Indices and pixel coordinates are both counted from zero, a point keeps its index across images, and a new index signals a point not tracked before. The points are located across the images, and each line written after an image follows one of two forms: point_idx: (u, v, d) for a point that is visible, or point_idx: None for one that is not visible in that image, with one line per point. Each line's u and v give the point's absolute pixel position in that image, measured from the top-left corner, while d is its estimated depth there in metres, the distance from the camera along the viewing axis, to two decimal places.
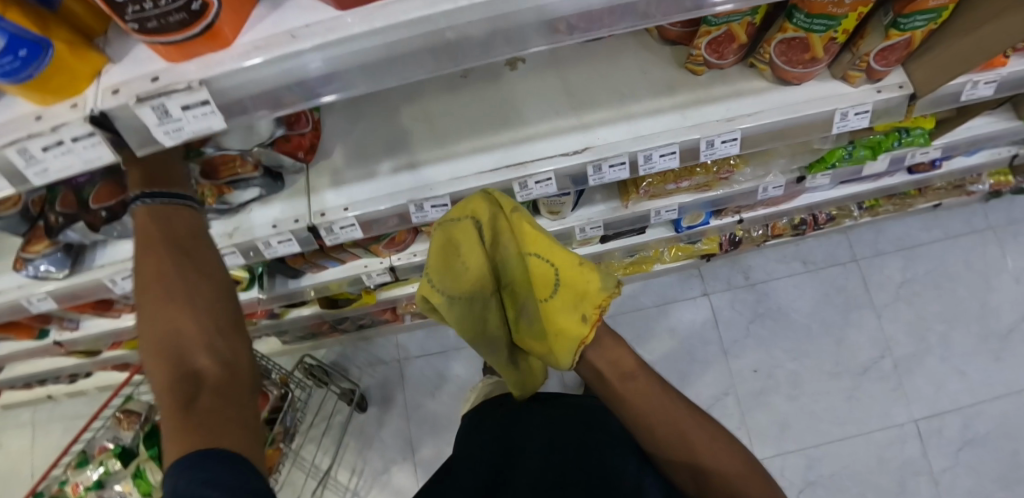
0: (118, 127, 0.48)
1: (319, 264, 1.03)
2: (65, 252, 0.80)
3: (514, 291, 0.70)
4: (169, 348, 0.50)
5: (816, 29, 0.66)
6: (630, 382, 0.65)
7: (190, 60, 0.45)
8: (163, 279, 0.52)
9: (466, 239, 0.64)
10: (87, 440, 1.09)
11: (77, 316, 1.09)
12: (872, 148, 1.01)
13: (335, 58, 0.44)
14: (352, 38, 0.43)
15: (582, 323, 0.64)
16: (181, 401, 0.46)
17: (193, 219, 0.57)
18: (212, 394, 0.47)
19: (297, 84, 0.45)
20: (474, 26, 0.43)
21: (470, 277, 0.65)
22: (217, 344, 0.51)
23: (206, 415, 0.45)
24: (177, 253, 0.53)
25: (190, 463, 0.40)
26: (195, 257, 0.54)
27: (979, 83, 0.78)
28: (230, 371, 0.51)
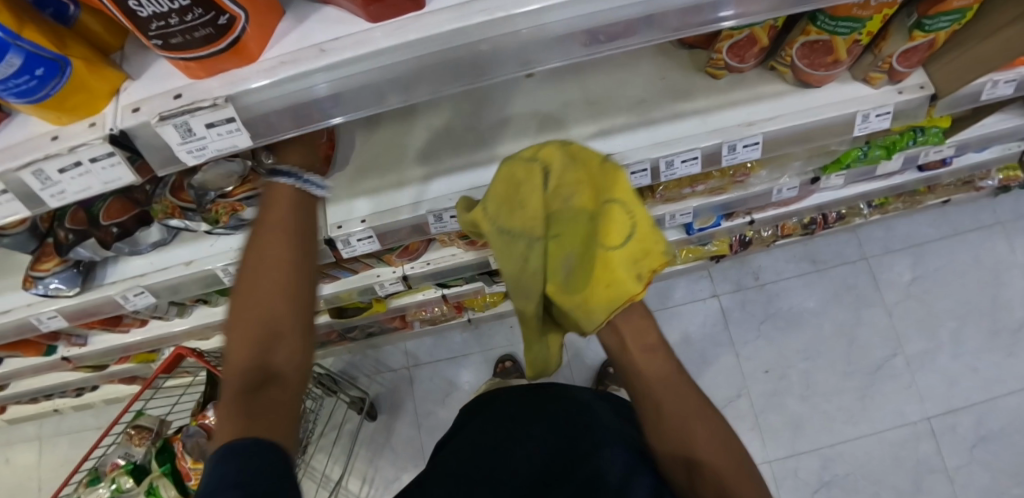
0: (138, 146, 0.47)
1: (331, 275, 1.01)
2: (76, 269, 0.78)
3: (563, 240, 0.59)
4: (264, 325, 0.55)
5: (841, 31, 0.65)
6: (649, 356, 0.64)
7: (214, 75, 0.44)
8: (274, 256, 0.58)
9: (531, 174, 0.58)
10: (97, 457, 1.07)
11: (86, 331, 1.08)
12: (887, 148, 1.00)
13: (364, 72, 0.42)
14: (382, 52, 0.41)
15: (637, 280, 0.56)
16: (249, 386, 0.50)
17: (306, 216, 0.64)
18: (278, 389, 0.52)
19: (325, 100, 0.44)
20: (509, 39, 0.42)
21: (521, 214, 0.58)
22: (297, 339, 0.56)
23: (267, 404, 0.49)
24: (292, 240, 0.59)
25: (242, 446, 0.42)
26: (302, 245, 0.60)
27: (998, 82, 0.78)
28: (299, 371, 0.55)
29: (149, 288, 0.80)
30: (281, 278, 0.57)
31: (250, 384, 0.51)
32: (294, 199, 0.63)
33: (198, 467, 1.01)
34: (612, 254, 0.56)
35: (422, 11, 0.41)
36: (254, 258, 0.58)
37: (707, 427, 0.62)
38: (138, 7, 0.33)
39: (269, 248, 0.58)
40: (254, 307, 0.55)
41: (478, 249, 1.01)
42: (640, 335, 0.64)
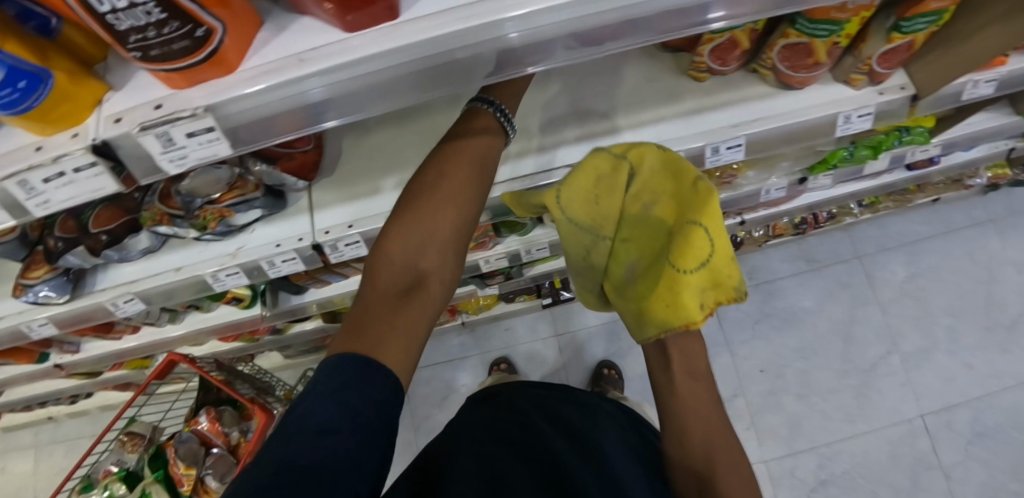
0: (121, 156, 0.48)
1: (322, 279, 1.02)
2: (66, 277, 0.78)
3: (631, 244, 0.67)
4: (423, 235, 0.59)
5: (819, 34, 0.65)
6: (689, 374, 0.65)
7: (195, 85, 0.44)
8: (456, 183, 0.60)
9: (616, 177, 0.64)
10: (91, 464, 1.07)
11: (78, 338, 1.08)
12: (873, 148, 1.00)
13: (342, 79, 0.43)
14: (360, 60, 0.42)
15: (700, 309, 0.60)
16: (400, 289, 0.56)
17: (489, 147, 0.63)
18: (422, 299, 0.57)
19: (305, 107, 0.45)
20: (485, 48, 0.43)
21: (600, 211, 0.66)
22: (448, 260, 0.60)
23: (408, 311, 0.55)
24: (474, 174, 0.61)
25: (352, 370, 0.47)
26: (484, 179, 0.62)
27: (979, 81, 0.79)
28: (441, 285, 0.59)
29: (139, 295, 0.80)
30: (454, 203, 0.60)
31: (401, 286, 0.57)
32: (487, 133, 0.63)
33: (190, 473, 1.02)
34: (682, 277, 0.59)
35: (397, 21, 0.42)
36: (428, 184, 0.60)
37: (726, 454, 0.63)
38: (114, 20, 0.34)
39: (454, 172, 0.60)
40: (426, 220, 0.59)
41: (469, 252, 1.01)
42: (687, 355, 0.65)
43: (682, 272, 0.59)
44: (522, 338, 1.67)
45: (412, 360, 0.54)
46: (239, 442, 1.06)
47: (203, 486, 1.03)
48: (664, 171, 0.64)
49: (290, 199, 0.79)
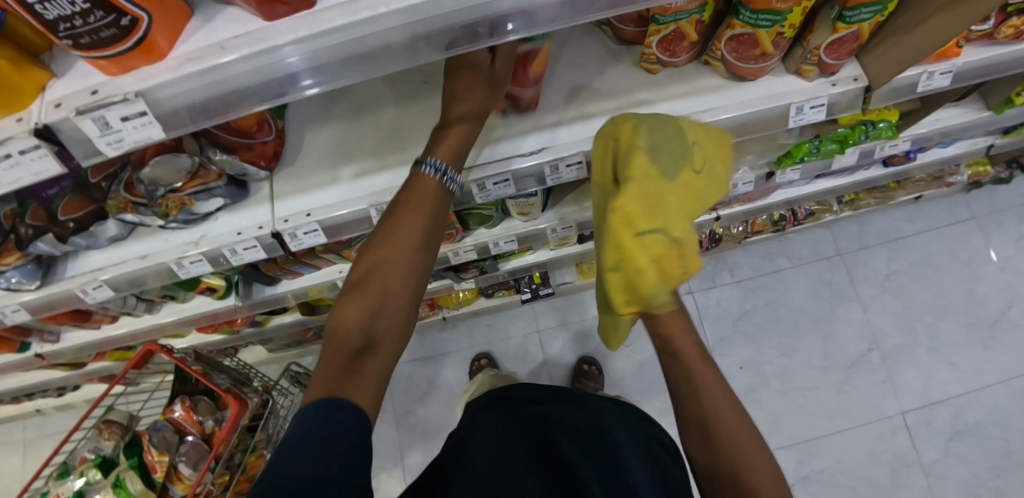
0: (63, 139, 0.49)
1: (293, 271, 1.03)
2: (36, 264, 0.80)
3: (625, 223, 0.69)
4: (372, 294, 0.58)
5: (763, 24, 0.66)
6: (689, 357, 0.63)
7: (128, 72, 0.46)
8: (404, 242, 0.59)
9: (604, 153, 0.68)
10: (68, 451, 1.10)
11: (58, 328, 1.10)
12: (840, 142, 1.01)
13: (262, 65, 0.45)
14: (275, 47, 0.44)
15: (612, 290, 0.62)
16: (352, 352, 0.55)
17: (434, 204, 0.62)
18: (374, 361, 0.55)
19: (230, 95, 0.47)
20: (395, 32, 0.45)
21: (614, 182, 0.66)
22: (398, 318, 0.59)
23: (365, 371, 0.54)
24: (423, 229, 0.60)
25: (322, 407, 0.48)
26: (430, 236, 0.61)
27: (934, 73, 0.78)
28: (393, 344, 0.58)
29: (107, 282, 0.82)
30: (403, 260, 0.59)
31: (355, 345, 0.55)
32: (432, 191, 0.61)
33: (162, 460, 1.04)
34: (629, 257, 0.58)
35: (312, 9, 0.44)
36: (379, 240, 0.60)
37: (738, 436, 0.60)
38: (42, 9, 0.35)
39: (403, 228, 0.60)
40: (376, 281, 0.58)
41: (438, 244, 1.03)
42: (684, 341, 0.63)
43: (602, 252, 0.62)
44: (505, 333, 1.68)
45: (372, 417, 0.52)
46: (212, 431, 1.09)
47: (176, 473, 1.05)
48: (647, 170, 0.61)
49: (252, 189, 0.81)
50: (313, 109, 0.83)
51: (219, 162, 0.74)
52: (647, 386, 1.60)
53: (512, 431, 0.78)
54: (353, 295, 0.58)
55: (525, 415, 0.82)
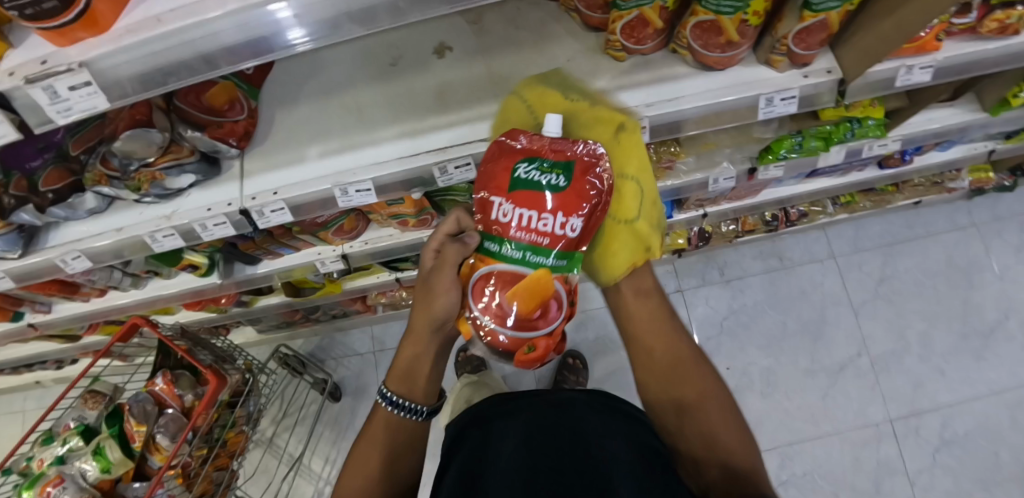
0: (16, 107, 0.51)
1: (272, 251, 1.05)
2: (18, 233, 0.83)
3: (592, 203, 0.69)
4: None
5: (725, 11, 0.66)
6: (642, 304, 0.68)
7: (75, 44, 0.48)
8: (369, 459, 0.62)
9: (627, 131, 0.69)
10: (54, 419, 1.14)
11: (48, 299, 1.14)
12: (824, 138, 1.00)
13: (197, 39, 0.47)
14: (206, 22, 0.46)
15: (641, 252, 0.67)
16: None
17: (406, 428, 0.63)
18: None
19: (168, 69, 0.48)
20: (322, 7, 0.46)
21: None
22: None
23: None
24: (390, 443, 0.63)
25: None
26: (396, 448, 0.63)
27: (913, 67, 0.76)
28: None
29: (84, 253, 0.85)
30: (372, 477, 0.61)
31: None
32: (392, 415, 0.63)
33: (141, 429, 1.06)
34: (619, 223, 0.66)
35: None
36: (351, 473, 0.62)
37: (687, 369, 0.65)
38: None
39: (367, 451, 0.63)
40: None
41: (414, 229, 1.03)
42: (636, 283, 0.69)
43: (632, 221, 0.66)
44: None
45: None
46: (192, 405, 1.12)
47: (154, 443, 1.07)
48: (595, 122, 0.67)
49: (224, 166, 0.83)
50: (286, 91, 0.84)
51: (188, 137, 0.75)
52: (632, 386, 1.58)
53: (462, 464, 0.75)
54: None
55: (474, 442, 0.82)
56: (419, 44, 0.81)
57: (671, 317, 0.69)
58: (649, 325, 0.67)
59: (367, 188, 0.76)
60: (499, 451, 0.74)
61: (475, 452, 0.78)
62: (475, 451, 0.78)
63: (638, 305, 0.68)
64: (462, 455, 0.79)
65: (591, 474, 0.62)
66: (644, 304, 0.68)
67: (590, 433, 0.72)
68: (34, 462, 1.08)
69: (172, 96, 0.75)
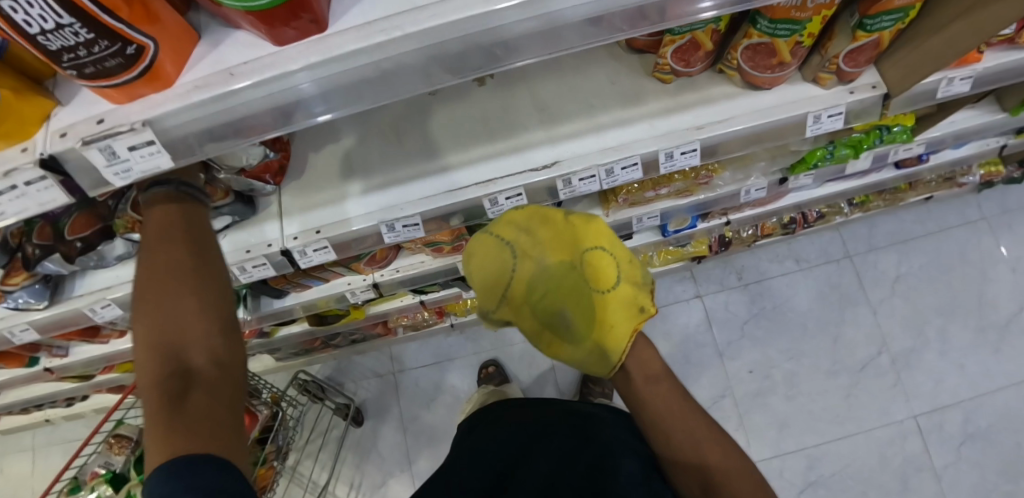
0: (69, 169, 0.48)
1: (301, 284, 1.02)
2: (43, 283, 0.80)
3: (553, 296, 0.59)
4: (171, 338, 0.50)
5: (781, 34, 0.65)
6: (655, 389, 0.66)
7: (135, 100, 0.45)
8: (163, 267, 0.52)
9: (580, 221, 0.62)
10: (79, 466, 1.10)
11: (65, 343, 1.10)
12: (853, 147, 1.00)
13: (268, 94, 0.44)
14: (282, 77, 0.43)
15: (635, 319, 0.61)
16: (170, 396, 0.47)
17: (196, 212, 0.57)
18: (206, 393, 0.49)
19: (236, 124, 0.46)
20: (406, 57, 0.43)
21: (490, 288, 0.58)
22: (217, 346, 0.52)
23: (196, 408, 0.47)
24: (190, 238, 0.54)
25: (172, 469, 0.42)
26: (200, 242, 0.54)
27: (954, 80, 0.77)
28: (225, 370, 0.52)
29: (115, 301, 0.82)
30: (188, 286, 0.51)
31: (172, 392, 0.48)
32: (178, 201, 0.56)
33: None
34: (604, 299, 0.61)
35: (325, 33, 0.42)
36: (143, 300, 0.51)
37: (703, 436, 0.65)
38: (45, 41, 0.35)
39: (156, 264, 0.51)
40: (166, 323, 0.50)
41: (447, 255, 1.01)
42: (642, 365, 0.66)
43: (608, 292, 0.61)
44: (511, 338, 1.66)
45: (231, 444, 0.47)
46: None
47: None
48: (538, 222, 0.61)
49: (260, 205, 0.79)
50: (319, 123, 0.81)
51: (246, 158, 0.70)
52: None
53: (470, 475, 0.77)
54: (146, 351, 0.50)
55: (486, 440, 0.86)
56: None
57: (683, 392, 0.67)
58: (661, 406, 0.65)
59: (414, 223, 0.75)
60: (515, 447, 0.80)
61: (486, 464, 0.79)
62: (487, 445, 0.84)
63: (653, 390, 0.66)
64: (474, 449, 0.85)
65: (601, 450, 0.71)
66: (658, 387, 0.66)
67: (604, 424, 0.78)
68: None
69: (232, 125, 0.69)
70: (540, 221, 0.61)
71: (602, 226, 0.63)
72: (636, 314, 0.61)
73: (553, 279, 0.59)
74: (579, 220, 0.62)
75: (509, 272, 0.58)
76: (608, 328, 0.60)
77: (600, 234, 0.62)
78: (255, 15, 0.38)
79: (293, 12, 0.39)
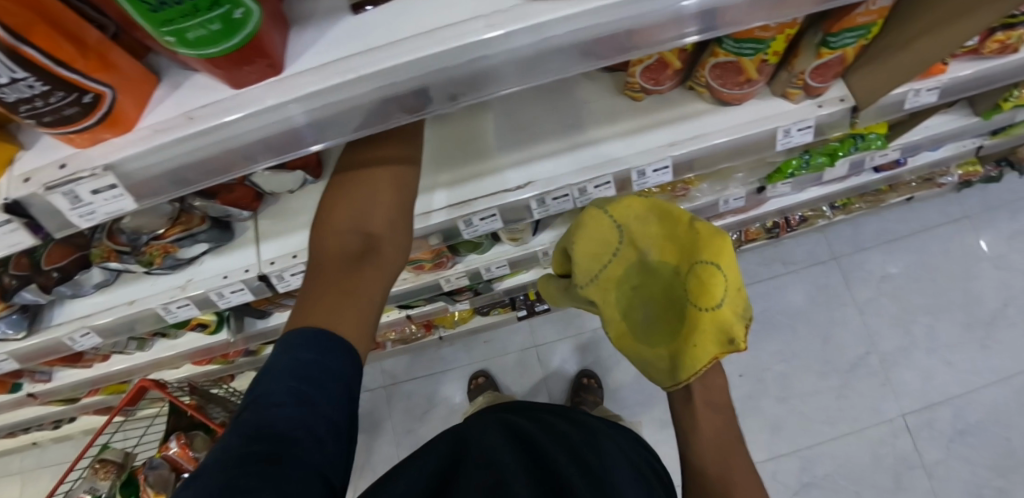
0: (34, 212, 0.48)
1: (285, 304, 1.02)
2: (21, 313, 0.79)
3: (642, 288, 0.71)
4: (367, 208, 0.63)
5: (746, 53, 0.66)
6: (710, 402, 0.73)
7: (97, 144, 0.45)
8: (375, 163, 0.64)
9: (704, 231, 0.65)
10: (64, 492, 1.09)
11: (49, 368, 1.10)
12: (829, 155, 1.01)
13: (228, 137, 0.44)
14: (241, 119, 0.43)
15: (725, 346, 0.61)
16: (352, 255, 0.60)
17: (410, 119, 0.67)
18: (374, 265, 0.61)
19: (200, 165, 0.46)
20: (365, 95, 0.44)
21: (588, 264, 0.69)
22: (391, 226, 0.64)
23: (362, 274, 0.59)
24: (403, 140, 0.65)
25: (309, 336, 0.51)
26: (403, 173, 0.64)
27: (920, 91, 0.78)
28: (391, 249, 0.63)
29: (94, 328, 0.81)
30: (391, 176, 0.63)
31: (353, 251, 0.60)
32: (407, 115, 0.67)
33: None
34: (703, 315, 0.62)
35: (282, 75, 0.43)
36: (350, 175, 0.64)
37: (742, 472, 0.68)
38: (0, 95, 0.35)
39: (370, 155, 0.64)
40: (364, 200, 0.62)
41: (429, 272, 1.01)
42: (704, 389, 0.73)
43: (711, 310, 0.61)
44: (502, 348, 1.67)
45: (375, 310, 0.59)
46: None
47: None
48: (655, 217, 0.70)
49: (236, 230, 0.79)
50: None
51: (260, 182, 0.74)
52: (648, 398, 1.58)
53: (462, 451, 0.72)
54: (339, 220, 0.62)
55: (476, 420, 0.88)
56: None
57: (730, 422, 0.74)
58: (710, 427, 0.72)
59: None
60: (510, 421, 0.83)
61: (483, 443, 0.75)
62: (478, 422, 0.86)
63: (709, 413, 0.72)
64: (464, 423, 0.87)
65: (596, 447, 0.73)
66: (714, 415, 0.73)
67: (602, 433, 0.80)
68: None
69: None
70: (657, 216, 0.71)
71: (724, 237, 0.63)
72: (725, 344, 0.62)
73: (643, 270, 0.71)
74: (702, 227, 0.65)
75: (612, 252, 0.70)
76: (692, 340, 0.63)
77: (724, 250, 0.63)
78: (215, 61, 0.38)
79: (247, 58, 0.39)
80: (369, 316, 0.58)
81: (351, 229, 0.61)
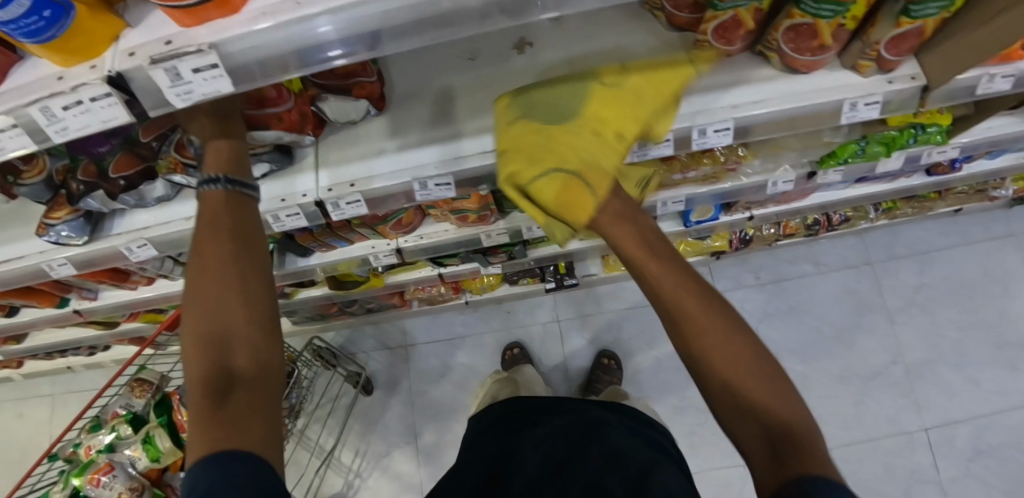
0: (133, 89, 0.51)
1: (327, 243, 1.05)
2: (85, 219, 0.83)
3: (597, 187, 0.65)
4: (216, 334, 0.53)
5: (825, 14, 0.65)
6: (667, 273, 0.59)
7: (202, 24, 0.47)
8: (217, 262, 0.54)
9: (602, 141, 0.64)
10: (101, 406, 1.14)
11: (96, 286, 1.14)
12: (886, 144, 0.98)
13: (319, 29, 0.46)
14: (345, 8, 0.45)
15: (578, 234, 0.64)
16: (215, 393, 0.50)
17: (253, 211, 0.58)
18: (248, 392, 0.51)
19: (281, 56, 0.48)
20: None
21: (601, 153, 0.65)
22: (256, 344, 0.54)
23: (233, 408, 0.49)
24: (237, 238, 0.55)
25: (217, 460, 0.45)
26: (246, 245, 0.56)
27: (995, 76, 0.76)
28: (263, 367, 0.54)
29: (151, 241, 0.85)
30: (234, 285, 0.54)
31: (211, 388, 0.50)
32: (229, 196, 0.56)
33: (192, 420, 1.05)
34: None
35: None
36: (196, 284, 0.54)
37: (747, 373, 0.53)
38: None
39: (213, 259, 0.54)
40: (207, 317, 0.53)
41: (471, 225, 1.03)
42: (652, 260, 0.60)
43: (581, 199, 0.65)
44: (523, 321, 1.69)
45: (273, 424, 0.52)
46: None
47: None
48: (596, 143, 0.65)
49: (297, 155, 0.81)
50: None
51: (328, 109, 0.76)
52: (663, 385, 1.61)
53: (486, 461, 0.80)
54: (193, 358, 0.53)
55: (498, 434, 0.89)
56: (498, 36, 0.80)
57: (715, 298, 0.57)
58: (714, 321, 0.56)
59: (447, 183, 0.76)
60: (523, 436, 0.83)
61: (492, 462, 0.80)
62: (497, 439, 0.87)
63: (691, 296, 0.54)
64: (488, 440, 0.89)
65: (599, 441, 0.74)
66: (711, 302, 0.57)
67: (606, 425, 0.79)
68: (81, 448, 1.09)
69: (311, 80, 0.74)
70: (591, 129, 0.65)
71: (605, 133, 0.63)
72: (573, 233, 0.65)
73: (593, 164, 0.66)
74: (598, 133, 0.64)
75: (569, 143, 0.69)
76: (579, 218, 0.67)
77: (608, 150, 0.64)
78: None
79: None
80: (275, 422, 0.52)
81: (206, 367, 0.51)
